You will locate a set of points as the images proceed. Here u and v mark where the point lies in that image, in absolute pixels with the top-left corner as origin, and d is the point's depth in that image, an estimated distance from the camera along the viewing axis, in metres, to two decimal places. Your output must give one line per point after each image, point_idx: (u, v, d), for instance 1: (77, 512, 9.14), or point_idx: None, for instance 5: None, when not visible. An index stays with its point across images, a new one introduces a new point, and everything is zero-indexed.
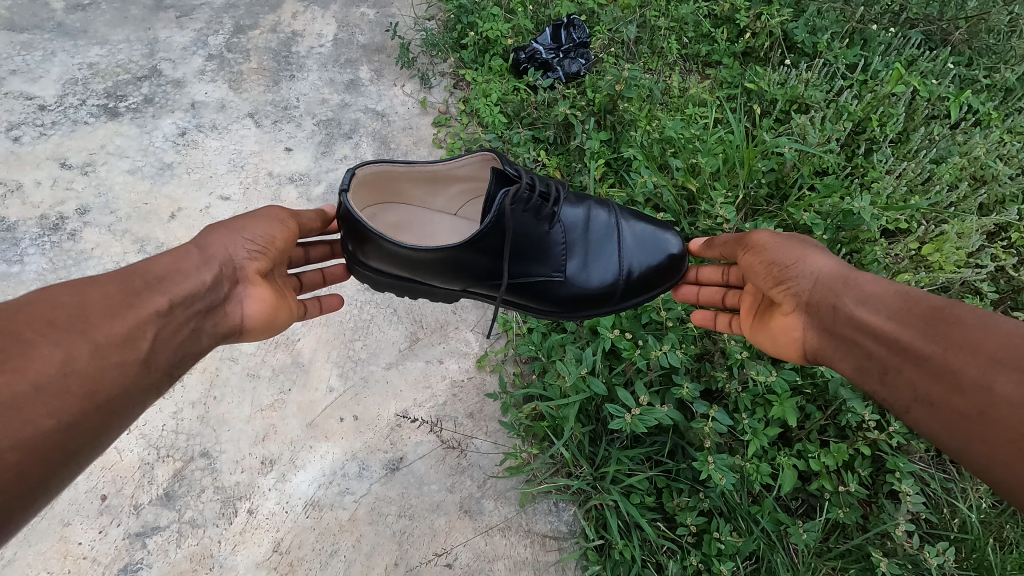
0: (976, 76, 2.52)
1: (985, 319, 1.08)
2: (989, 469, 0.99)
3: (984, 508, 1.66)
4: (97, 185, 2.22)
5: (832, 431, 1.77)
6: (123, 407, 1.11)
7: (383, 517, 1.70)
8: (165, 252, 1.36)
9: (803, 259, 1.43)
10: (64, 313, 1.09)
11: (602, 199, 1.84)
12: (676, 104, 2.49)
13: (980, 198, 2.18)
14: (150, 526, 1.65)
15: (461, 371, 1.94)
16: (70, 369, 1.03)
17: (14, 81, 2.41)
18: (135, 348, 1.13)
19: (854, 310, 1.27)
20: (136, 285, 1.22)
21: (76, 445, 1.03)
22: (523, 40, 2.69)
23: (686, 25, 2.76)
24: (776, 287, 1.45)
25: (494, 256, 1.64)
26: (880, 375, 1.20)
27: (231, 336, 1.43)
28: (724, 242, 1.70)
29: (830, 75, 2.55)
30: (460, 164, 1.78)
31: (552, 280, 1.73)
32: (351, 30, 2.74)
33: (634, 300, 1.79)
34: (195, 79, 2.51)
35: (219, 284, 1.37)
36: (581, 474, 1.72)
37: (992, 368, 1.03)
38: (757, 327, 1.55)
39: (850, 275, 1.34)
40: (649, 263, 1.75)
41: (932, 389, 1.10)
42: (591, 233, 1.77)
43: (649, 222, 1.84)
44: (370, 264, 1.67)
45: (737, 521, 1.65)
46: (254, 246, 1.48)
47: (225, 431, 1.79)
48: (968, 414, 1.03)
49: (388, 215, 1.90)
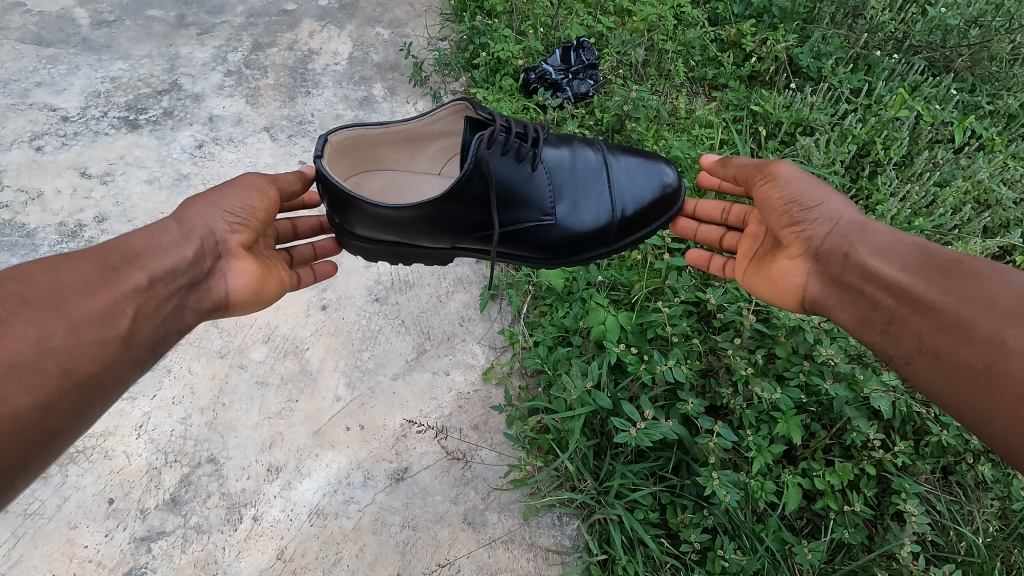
0: (979, 102, 2.56)
1: (1002, 274, 1.17)
2: (987, 419, 1.09)
3: (991, 531, 1.64)
4: (116, 194, 2.27)
5: (837, 450, 1.77)
6: (105, 382, 1.15)
7: (387, 527, 1.71)
8: (145, 227, 1.39)
9: (821, 206, 1.49)
10: (38, 291, 1.12)
11: (585, 141, 1.89)
12: (683, 125, 2.54)
13: (983, 221, 2.20)
14: (156, 531, 1.65)
15: (467, 383, 1.95)
16: (45, 347, 1.07)
17: (38, 93, 2.48)
18: (114, 325, 1.18)
19: (865, 259, 1.37)
20: (114, 261, 1.26)
21: (56, 422, 1.07)
22: (533, 60, 2.76)
23: (693, 49, 2.82)
24: (788, 235, 1.53)
25: (479, 207, 1.70)
26: (885, 325, 1.31)
27: (217, 311, 1.48)
28: (737, 165, 1.73)
29: (835, 99, 2.60)
30: (431, 118, 1.82)
31: (542, 224, 1.77)
32: (366, 49, 2.81)
33: (629, 239, 1.84)
34: (214, 94, 2.58)
35: (201, 259, 1.41)
36: (585, 488, 1.72)
37: (1006, 323, 1.11)
38: (757, 275, 1.66)
39: (867, 223, 1.44)
40: (640, 200, 1.80)
41: (940, 341, 1.19)
42: (579, 174, 1.82)
43: (636, 157, 1.88)
44: (359, 234, 1.72)
45: (740, 538, 1.65)
46: (234, 219, 1.51)
47: (233, 437, 1.81)
48: (976, 367, 1.12)
49: (373, 182, 1.96)
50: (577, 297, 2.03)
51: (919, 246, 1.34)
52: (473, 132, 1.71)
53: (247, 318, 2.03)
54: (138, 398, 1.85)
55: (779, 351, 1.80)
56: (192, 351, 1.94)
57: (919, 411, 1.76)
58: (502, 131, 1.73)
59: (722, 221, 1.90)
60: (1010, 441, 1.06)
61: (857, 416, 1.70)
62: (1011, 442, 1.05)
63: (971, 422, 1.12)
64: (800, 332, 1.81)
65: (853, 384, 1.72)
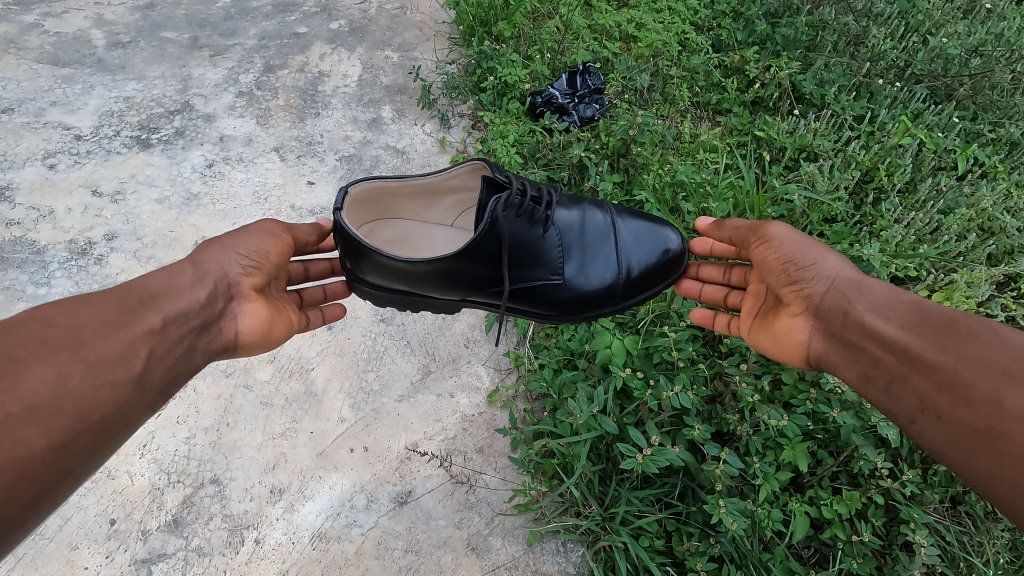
0: (981, 130, 2.59)
1: (997, 334, 1.18)
2: (992, 483, 1.09)
3: (1002, 564, 1.62)
4: (126, 213, 2.29)
5: (845, 478, 1.76)
6: (117, 425, 1.16)
7: (389, 552, 1.69)
8: (161, 269, 1.41)
9: (819, 262, 1.51)
10: (57, 333, 1.14)
11: (596, 201, 1.91)
12: (687, 150, 2.57)
13: (988, 249, 2.20)
14: (157, 553, 1.64)
15: (471, 406, 1.95)
16: (62, 390, 1.08)
17: (53, 112, 2.52)
18: (128, 366, 1.18)
19: (865, 317, 1.38)
20: (130, 302, 1.27)
21: (69, 465, 1.08)
22: (540, 85, 2.80)
23: (696, 75, 2.88)
24: (788, 290, 1.54)
25: (490, 265, 1.71)
26: (887, 384, 1.31)
27: (226, 352, 1.48)
28: (734, 227, 1.73)
29: (839, 125, 2.63)
30: (450, 175, 1.85)
31: (551, 283, 1.79)
32: (375, 71, 2.86)
33: (635, 298, 1.85)
34: (225, 114, 2.62)
35: (213, 301, 1.42)
36: (590, 514, 1.70)
37: (1003, 383, 1.12)
38: (760, 330, 1.67)
39: (863, 280, 1.45)
40: (647, 262, 1.82)
41: (940, 401, 1.20)
42: (588, 234, 1.83)
43: (645, 219, 1.90)
44: (368, 280, 1.74)
45: (748, 568, 1.62)
46: (248, 261, 1.53)
47: (236, 458, 1.80)
48: (977, 428, 1.13)
49: (388, 231, 1.99)
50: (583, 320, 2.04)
51: (916, 304, 1.36)
52: (490, 194, 1.74)
53: None
54: None
55: (786, 378, 1.80)
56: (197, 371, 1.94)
57: None
58: (518, 193, 1.74)
59: (724, 281, 1.91)
60: (1015, 506, 1.05)
61: (864, 443, 1.69)
62: (1016, 507, 1.05)
63: (974, 484, 1.13)
64: None
65: (860, 412, 1.72)
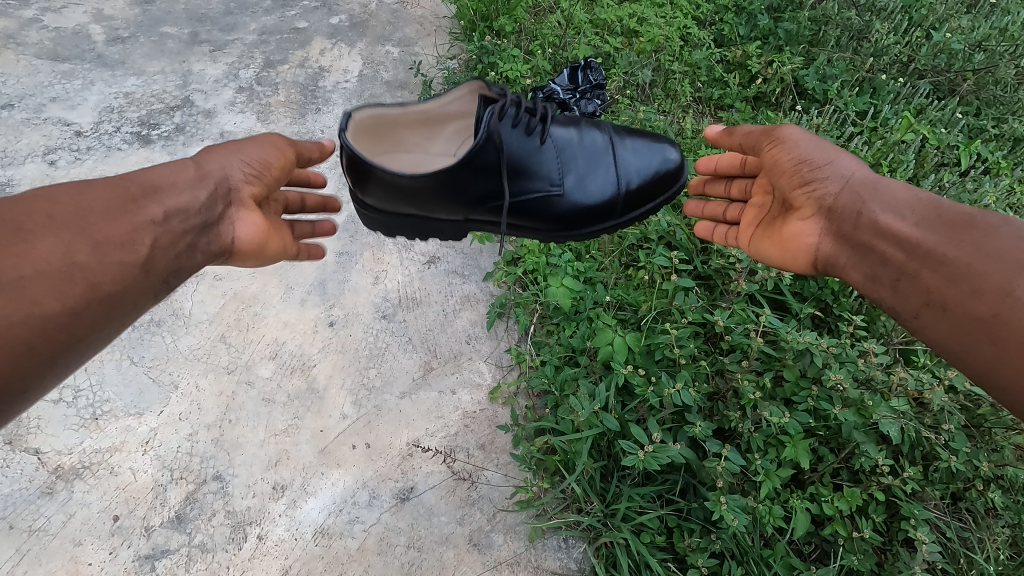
0: (984, 126, 2.58)
1: (1010, 230, 1.22)
2: (992, 369, 1.15)
3: (1002, 560, 1.63)
4: None
5: (846, 474, 1.76)
6: (121, 306, 1.20)
7: (392, 548, 1.70)
8: (165, 164, 1.41)
9: (834, 161, 1.50)
10: (64, 210, 1.18)
11: (593, 120, 1.91)
12: (689, 145, 2.57)
13: None
14: (160, 549, 1.64)
15: (472, 403, 1.95)
16: (71, 262, 1.13)
17: (53, 108, 2.51)
18: (134, 250, 1.22)
19: (878, 216, 1.41)
20: (134, 192, 1.29)
21: (73, 337, 1.12)
22: (541, 80, 2.79)
23: (698, 70, 2.86)
24: (800, 193, 1.54)
25: (491, 178, 1.71)
26: (892, 281, 1.36)
27: (226, 257, 1.47)
28: (746, 132, 1.71)
29: (841, 120, 2.62)
30: (450, 99, 1.84)
31: (551, 195, 1.79)
32: (376, 67, 2.85)
33: (634, 212, 1.87)
34: (225, 110, 2.61)
35: (214, 204, 1.41)
36: (592, 511, 1.72)
37: (1014, 275, 1.17)
38: (765, 238, 1.67)
39: (879, 181, 1.46)
40: (645, 174, 1.83)
41: (947, 294, 1.25)
42: (587, 151, 1.83)
43: (644, 136, 1.91)
44: (371, 203, 1.77)
45: (749, 564, 1.63)
46: (250, 169, 1.51)
47: (238, 454, 1.80)
48: (982, 317, 1.18)
49: (401, 157, 1.95)
50: (584, 317, 2.05)
51: (930, 201, 1.39)
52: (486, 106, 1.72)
53: (256, 335, 2.03)
54: (146, 413, 1.85)
55: (788, 375, 1.80)
56: (199, 367, 1.95)
57: (928, 436, 1.75)
58: (513, 106, 1.74)
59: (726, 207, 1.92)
60: (1010, 392, 1.12)
61: (866, 441, 1.69)
62: (1012, 392, 1.12)
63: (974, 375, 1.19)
64: (808, 355, 1.82)
65: (862, 409, 1.71)
